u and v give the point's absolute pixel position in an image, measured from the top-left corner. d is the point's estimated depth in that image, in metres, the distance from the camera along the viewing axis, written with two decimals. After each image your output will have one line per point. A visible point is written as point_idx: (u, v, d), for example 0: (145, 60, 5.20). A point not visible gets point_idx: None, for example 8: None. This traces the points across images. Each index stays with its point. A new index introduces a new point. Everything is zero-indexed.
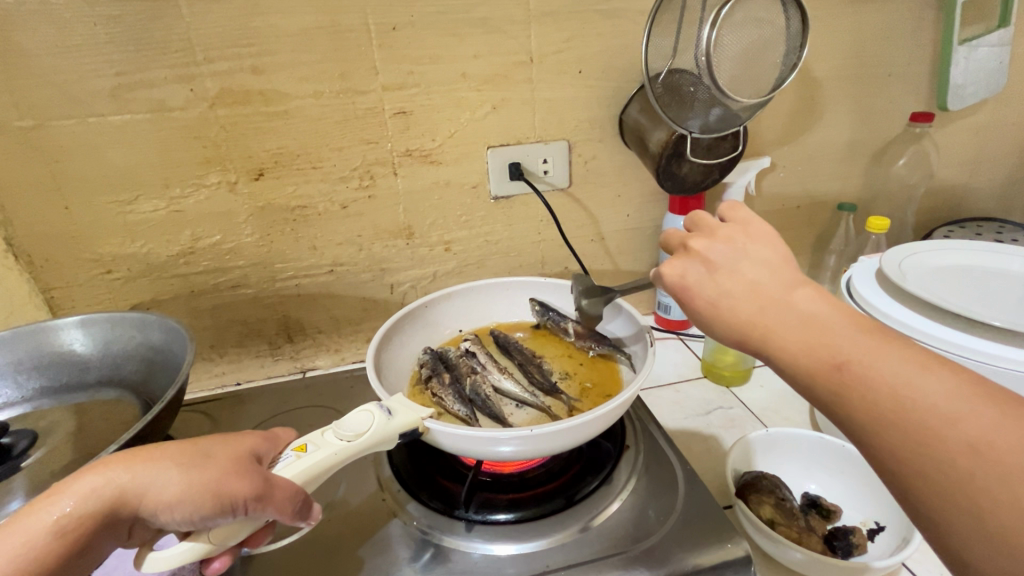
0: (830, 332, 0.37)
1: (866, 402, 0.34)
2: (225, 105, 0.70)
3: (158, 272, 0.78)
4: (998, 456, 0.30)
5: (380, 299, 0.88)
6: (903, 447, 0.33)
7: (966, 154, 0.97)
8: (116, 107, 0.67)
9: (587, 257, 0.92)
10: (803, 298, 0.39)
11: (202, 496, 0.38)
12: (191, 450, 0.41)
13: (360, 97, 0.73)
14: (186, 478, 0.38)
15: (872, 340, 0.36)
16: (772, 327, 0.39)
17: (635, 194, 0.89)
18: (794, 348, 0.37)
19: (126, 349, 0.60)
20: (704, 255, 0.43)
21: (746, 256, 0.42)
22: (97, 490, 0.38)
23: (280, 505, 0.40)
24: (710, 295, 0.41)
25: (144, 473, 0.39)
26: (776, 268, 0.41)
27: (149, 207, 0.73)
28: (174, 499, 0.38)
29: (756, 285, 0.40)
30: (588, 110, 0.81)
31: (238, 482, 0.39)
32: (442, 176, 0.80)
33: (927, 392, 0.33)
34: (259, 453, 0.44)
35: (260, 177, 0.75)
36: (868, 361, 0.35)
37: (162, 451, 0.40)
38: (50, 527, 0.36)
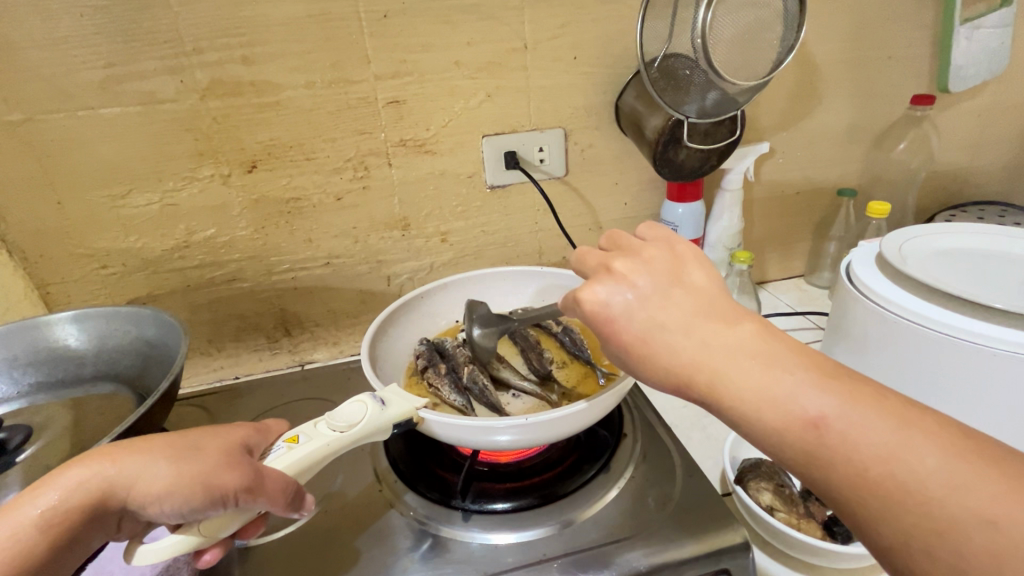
0: (787, 379, 0.35)
1: (844, 456, 0.32)
2: (216, 97, 0.69)
3: (153, 267, 0.77)
4: (1005, 523, 0.28)
5: (378, 292, 0.87)
6: (895, 513, 0.31)
7: (968, 138, 0.96)
8: (106, 100, 0.67)
9: (585, 247, 0.92)
10: (739, 333, 0.38)
11: (191, 488, 0.38)
12: (179, 443, 0.41)
13: (352, 87, 0.72)
14: (174, 471, 0.38)
15: (839, 388, 0.35)
16: (712, 368, 0.37)
17: (633, 182, 0.88)
18: (745, 396, 0.36)
19: (120, 344, 0.60)
20: (630, 282, 0.42)
21: (668, 285, 0.42)
22: (85, 484, 0.38)
23: (272, 496, 0.40)
24: (638, 328, 0.40)
25: (132, 466, 0.39)
26: (701, 295, 0.41)
27: (142, 201, 0.73)
28: (162, 492, 0.38)
29: (685, 318, 0.40)
30: (584, 97, 0.80)
31: (228, 473, 0.39)
32: (437, 166, 0.80)
33: (917, 455, 0.31)
34: (250, 446, 0.44)
35: (253, 170, 0.74)
36: (843, 414, 0.33)
37: (150, 444, 0.40)
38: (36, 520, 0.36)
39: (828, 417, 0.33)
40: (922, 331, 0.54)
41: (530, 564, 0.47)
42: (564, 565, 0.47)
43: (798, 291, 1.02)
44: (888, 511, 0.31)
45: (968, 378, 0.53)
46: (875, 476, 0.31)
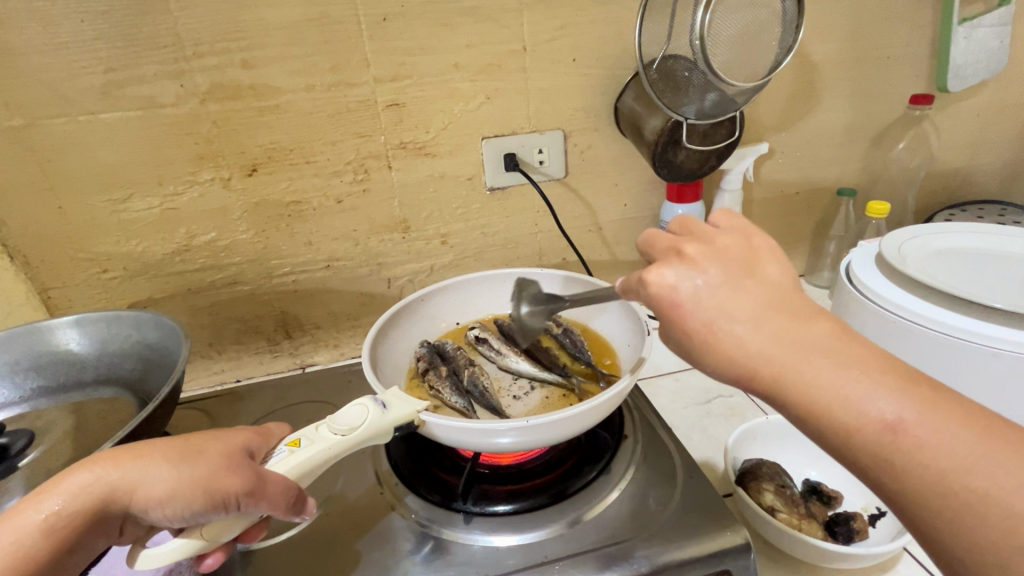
0: (864, 382, 0.34)
1: (916, 463, 0.33)
2: (216, 101, 0.69)
3: (154, 271, 0.77)
4: None
5: (378, 294, 0.87)
6: (963, 520, 0.32)
7: (967, 137, 0.96)
8: (107, 104, 0.67)
9: (585, 248, 0.92)
10: (814, 330, 0.36)
11: (193, 492, 0.38)
12: (181, 447, 0.41)
13: (352, 90, 0.72)
14: (175, 474, 0.38)
15: (914, 392, 0.34)
16: (785, 365, 0.36)
17: (633, 183, 0.88)
18: (819, 395, 0.35)
19: (122, 348, 0.60)
20: (701, 269, 0.39)
21: (743, 277, 0.38)
22: (87, 488, 0.38)
23: (273, 501, 0.40)
24: (707, 316, 0.37)
25: (134, 470, 0.39)
26: (778, 289, 0.38)
27: (143, 205, 0.73)
28: (164, 495, 0.38)
29: (759, 311, 0.37)
30: (584, 98, 0.80)
31: (231, 476, 0.39)
32: (437, 168, 0.80)
33: (990, 469, 0.31)
34: (252, 449, 0.44)
35: (253, 173, 0.74)
36: (920, 420, 0.33)
37: (152, 448, 0.40)
38: (38, 524, 0.36)
39: (906, 423, 0.33)
40: (922, 331, 0.54)
41: (532, 566, 0.47)
42: (566, 567, 0.47)
43: None
44: (955, 516, 0.32)
45: (969, 377, 0.53)
46: (949, 485, 0.32)
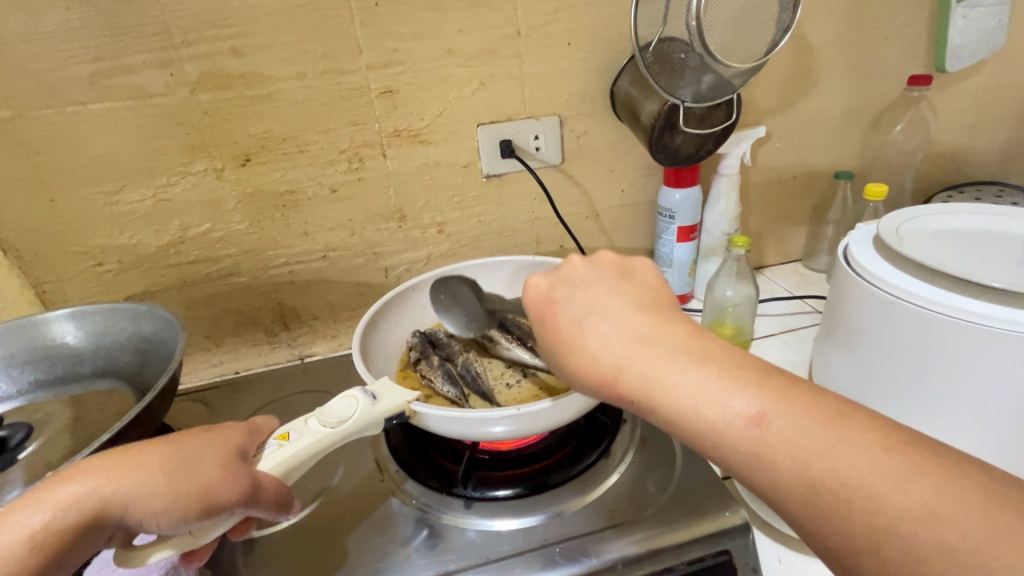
0: (714, 379, 0.35)
1: (780, 459, 0.32)
2: (207, 90, 0.68)
3: (149, 263, 0.77)
4: (948, 515, 0.28)
5: (376, 284, 0.87)
6: (845, 514, 0.30)
7: (964, 118, 0.96)
8: (96, 94, 0.66)
9: (582, 235, 0.91)
10: (671, 330, 0.39)
11: (191, 498, 0.39)
12: (169, 460, 0.40)
13: (344, 77, 0.71)
14: (171, 483, 0.39)
15: (769, 386, 0.34)
16: (643, 364, 0.37)
17: (629, 168, 0.87)
18: (677, 391, 0.35)
19: (118, 340, 0.59)
20: (573, 278, 0.45)
21: (606, 284, 0.43)
22: (79, 503, 0.37)
23: (266, 504, 0.43)
24: (575, 315, 0.42)
25: (125, 486, 0.38)
26: (641, 297, 0.42)
27: (136, 197, 0.72)
28: (156, 513, 0.38)
29: (623, 309, 0.41)
30: (579, 83, 0.79)
31: (221, 488, 0.40)
32: (432, 156, 0.79)
33: (847, 458, 0.31)
34: (242, 450, 0.44)
35: (247, 163, 0.74)
36: (779, 413, 0.33)
37: (143, 458, 0.40)
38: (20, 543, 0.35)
39: (767, 413, 0.32)
40: (920, 312, 0.54)
41: (532, 549, 0.47)
42: (567, 549, 0.47)
43: (796, 275, 1.02)
44: (836, 509, 0.30)
45: (970, 358, 0.52)
46: (820, 477, 0.31)
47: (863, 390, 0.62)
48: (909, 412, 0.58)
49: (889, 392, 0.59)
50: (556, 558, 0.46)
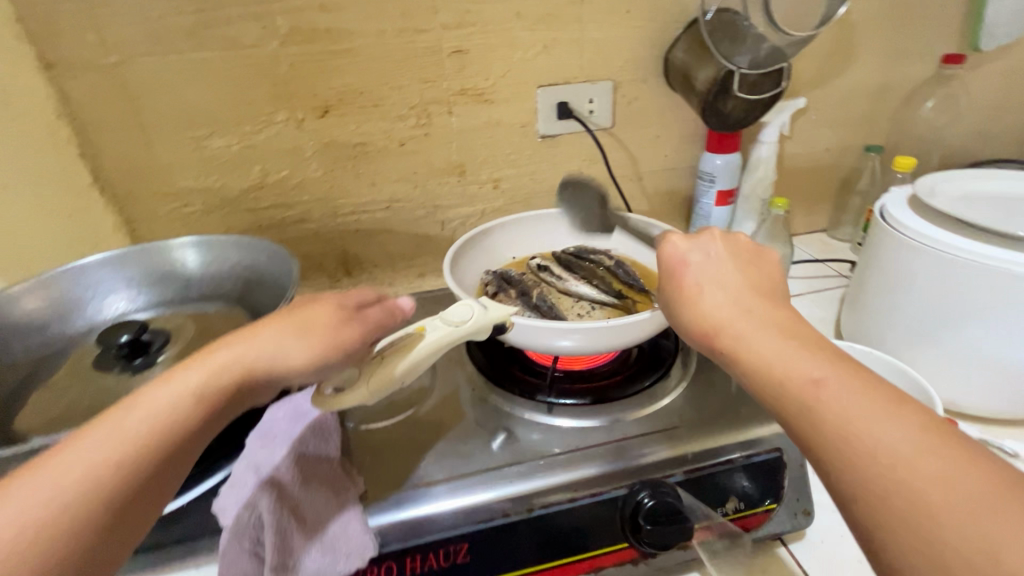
0: (796, 351, 0.39)
1: (824, 415, 0.35)
2: (295, 44, 0.74)
3: (230, 206, 0.83)
4: (964, 489, 0.30)
5: (433, 235, 0.93)
6: (865, 469, 0.33)
7: (992, 97, 1.00)
8: (194, 44, 0.71)
9: (626, 197, 0.97)
10: (777, 312, 0.43)
11: (327, 349, 0.44)
12: (282, 324, 0.45)
13: (420, 36, 0.76)
14: (305, 342, 0.44)
15: (840, 366, 0.38)
16: (743, 326, 0.42)
17: (674, 134, 0.93)
18: (762, 351, 0.40)
19: (226, 268, 0.65)
20: (708, 248, 0.50)
21: (733, 265, 0.48)
22: (228, 365, 0.43)
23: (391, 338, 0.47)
24: (698, 278, 0.47)
25: (265, 348, 0.44)
26: (761, 283, 0.47)
27: (224, 142, 0.78)
28: (297, 364, 0.43)
29: (742, 285, 0.46)
30: (634, 50, 0.84)
31: (348, 339, 0.45)
32: (493, 115, 0.85)
33: (884, 427, 0.33)
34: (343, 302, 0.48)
35: (326, 115, 0.79)
36: (839, 385, 0.36)
37: (273, 326, 0.45)
38: (181, 398, 0.40)
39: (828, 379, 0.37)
40: (951, 260, 0.60)
41: (612, 440, 0.51)
42: (648, 440, 0.50)
43: (821, 244, 1.08)
44: (859, 463, 0.33)
45: (995, 302, 0.58)
46: (854, 435, 0.34)
47: (894, 334, 0.68)
48: (936, 350, 0.64)
49: (919, 334, 0.65)
50: (637, 446, 0.49)
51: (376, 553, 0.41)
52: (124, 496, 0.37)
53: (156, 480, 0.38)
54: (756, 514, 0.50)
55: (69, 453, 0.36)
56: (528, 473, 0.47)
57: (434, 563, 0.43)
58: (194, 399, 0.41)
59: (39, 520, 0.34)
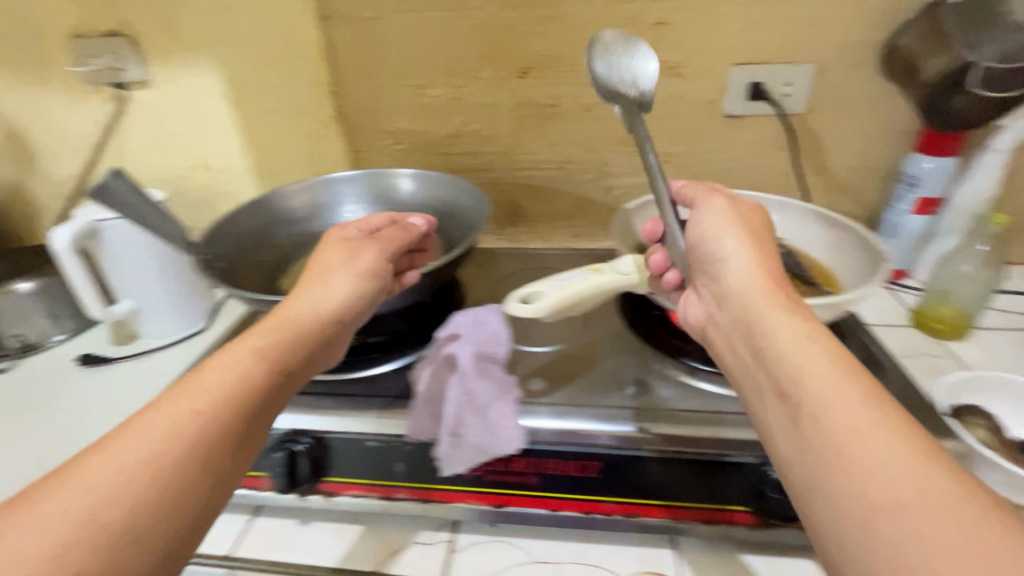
0: (799, 349, 0.40)
1: (813, 418, 0.36)
2: (512, 8, 0.82)
3: (430, 149, 0.96)
4: (920, 500, 0.30)
5: (595, 200, 0.98)
6: (835, 474, 0.34)
7: None
8: (432, 4, 0.83)
9: (805, 189, 0.91)
10: (785, 304, 0.43)
11: (360, 276, 0.55)
12: (310, 278, 0.54)
13: (626, 6, 0.80)
14: (341, 279, 0.54)
15: (831, 362, 0.38)
16: (749, 311, 0.44)
17: (880, 129, 0.85)
18: (777, 342, 0.41)
19: (430, 199, 0.77)
20: (732, 225, 0.50)
21: (753, 247, 0.48)
22: (271, 331, 0.49)
23: (392, 238, 0.60)
24: (723, 260, 0.48)
25: (305, 301, 0.52)
26: (774, 268, 0.47)
27: (436, 92, 0.91)
28: (348, 291, 0.54)
29: (757, 268, 0.46)
30: (852, 32, 0.78)
31: (368, 263, 0.56)
32: (682, 89, 0.85)
33: (862, 431, 0.34)
34: (347, 237, 0.59)
35: (524, 76, 0.87)
36: (820, 382, 0.37)
37: (296, 295, 0.53)
38: (254, 355, 0.46)
39: (809, 370, 0.38)
40: None
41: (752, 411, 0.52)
42: None
43: None
44: (844, 487, 0.33)
45: None
46: (838, 439, 0.34)
47: None
48: None
49: None
50: None
51: (525, 446, 0.49)
52: (230, 420, 0.42)
53: (242, 417, 0.43)
54: None
55: (149, 417, 0.40)
56: (668, 420, 0.50)
57: (570, 470, 0.50)
58: (257, 358, 0.46)
59: (143, 472, 0.37)
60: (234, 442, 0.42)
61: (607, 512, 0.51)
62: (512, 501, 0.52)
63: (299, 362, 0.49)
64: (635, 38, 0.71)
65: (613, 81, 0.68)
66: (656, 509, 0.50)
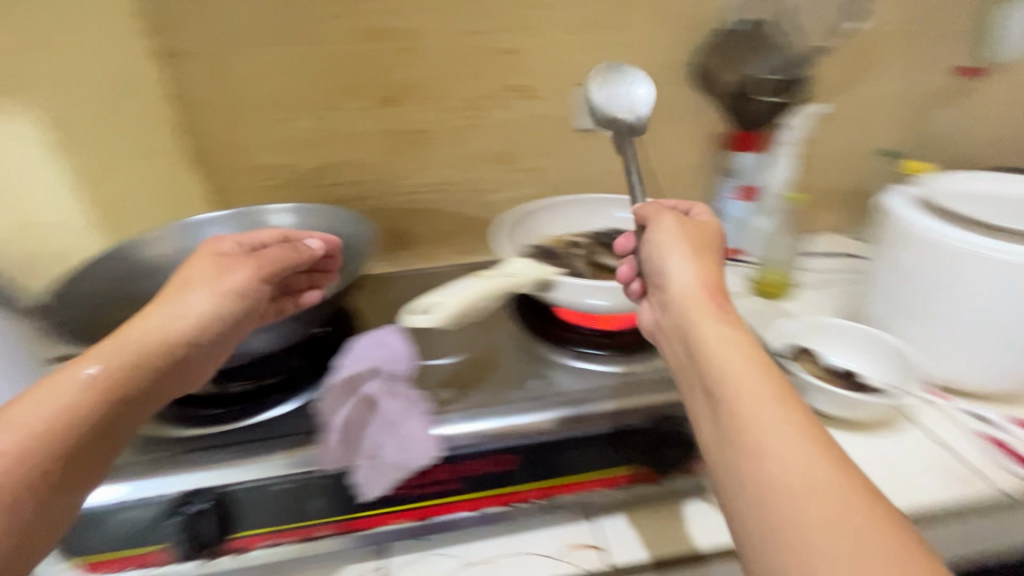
0: (737, 372, 0.45)
1: (744, 434, 0.41)
2: (368, 41, 0.85)
3: (302, 182, 0.94)
4: (811, 491, 0.37)
5: (475, 217, 1.03)
6: (753, 482, 0.39)
7: (1006, 109, 1.06)
8: (285, 39, 0.83)
9: (654, 189, 1.05)
10: (723, 331, 0.49)
11: (231, 298, 0.56)
12: (168, 300, 0.54)
13: (477, 37, 0.87)
14: (203, 294, 0.55)
15: (763, 379, 0.44)
16: (711, 344, 0.48)
17: (701, 133, 1.01)
18: (729, 368, 0.46)
19: (310, 233, 0.75)
20: (676, 254, 0.55)
21: (675, 267, 0.55)
22: (113, 358, 0.48)
23: (272, 257, 0.61)
24: (681, 293, 0.53)
25: (152, 325, 0.52)
26: (703, 280, 0.53)
27: (300, 125, 0.89)
28: (218, 310, 0.55)
29: (705, 288, 0.53)
30: (667, 55, 0.93)
31: (240, 284, 0.56)
32: (538, 109, 0.94)
33: (778, 443, 0.40)
34: (221, 252, 0.60)
35: (390, 104, 0.90)
36: (754, 401, 0.43)
37: (149, 313, 0.53)
38: (82, 384, 0.46)
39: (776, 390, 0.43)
40: (948, 249, 0.65)
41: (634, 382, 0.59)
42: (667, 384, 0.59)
43: (837, 242, 1.14)
44: (756, 492, 0.39)
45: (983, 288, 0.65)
46: (759, 452, 0.40)
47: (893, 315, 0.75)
48: (931, 330, 0.71)
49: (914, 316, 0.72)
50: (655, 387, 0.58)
51: (443, 453, 0.51)
52: (58, 461, 0.43)
53: (80, 450, 0.45)
54: None
55: None
56: (566, 403, 0.55)
57: (486, 468, 0.53)
58: (98, 393, 0.46)
59: None
60: (60, 483, 0.43)
61: (527, 500, 0.54)
62: (439, 512, 0.53)
63: (149, 384, 0.50)
64: (623, 70, 0.86)
65: (610, 111, 0.83)
66: (571, 487, 0.55)
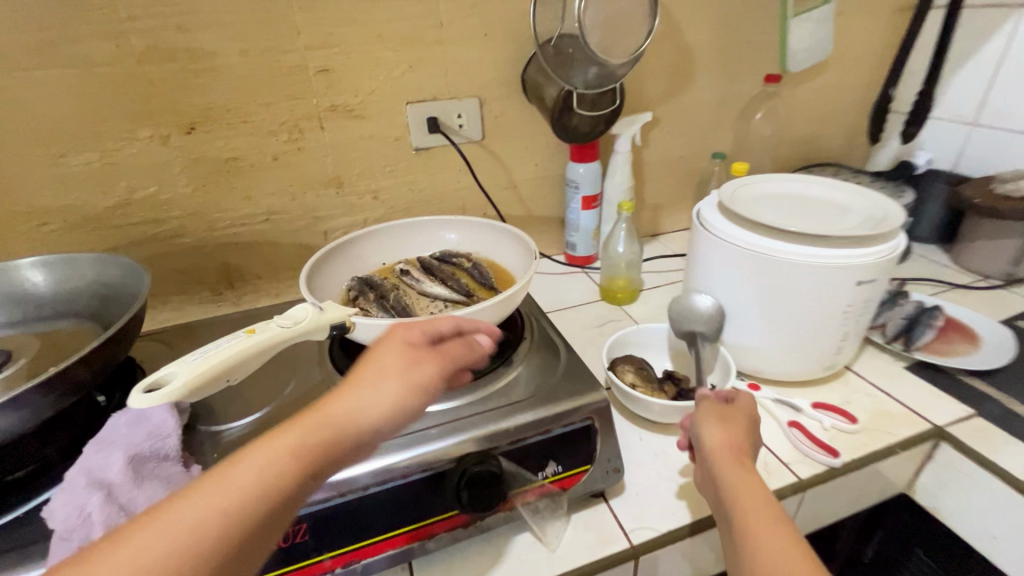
0: (753, 525, 0.44)
1: None
2: (152, 62, 0.75)
3: (96, 224, 0.82)
4: None
5: (315, 246, 0.96)
6: None
7: (811, 112, 1.18)
8: (44, 62, 0.71)
9: (503, 203, 1.04)
10: (747, 482, 0.48)
11: (411, 389, 0.45)
12: (362, 379, 0.45)
13: (285, 56, 0.80)
14: (391, 386, 0.44)
15: (775, 529, 0.43)
16: (735, 504, 0.47)
17: (543, 146, 1.01)
18: (740, 524, 0.45)
19: (80, 287, 0.65)
20: (701, 425, 0.56)
21: (708, 437, 0.54)
22: (200, 503, 0.34)
23: (450, 345, 0.51)
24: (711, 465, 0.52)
25: (314, 424, 0.41)
26: (733, 445, 0.53)
27: (82, 160, 0.77)
28: (377, 410, 0.43)
29: (730, 452, 0.52)
30: (496, 70, 0.92)
31: (416, 373, 0.46)
32: (366, 129, 0.89)
33: None
34: (410, 340, 0.49)
35: (192, 132, 0.81)
36: (770, 552, 0.41)
37: (297, 423, 0.40)
38: (211, 507, 0.34)
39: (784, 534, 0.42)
40: (735, 248, 0.69)
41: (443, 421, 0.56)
42: (476, 418, 0.56)
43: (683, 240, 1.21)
44: None
45: (768, 284, 0.68)
46: None
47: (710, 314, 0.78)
48: (738, 327, 0.74)
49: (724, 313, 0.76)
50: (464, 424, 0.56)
51: None
52: None
53: None
54: (572, 474, 0.57)
55: None
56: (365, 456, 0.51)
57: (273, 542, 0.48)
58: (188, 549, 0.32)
59: None
60: None
61: (327, 570, 0.50)
62: None
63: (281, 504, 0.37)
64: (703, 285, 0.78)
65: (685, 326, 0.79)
66: (374, 548, 0.51)
